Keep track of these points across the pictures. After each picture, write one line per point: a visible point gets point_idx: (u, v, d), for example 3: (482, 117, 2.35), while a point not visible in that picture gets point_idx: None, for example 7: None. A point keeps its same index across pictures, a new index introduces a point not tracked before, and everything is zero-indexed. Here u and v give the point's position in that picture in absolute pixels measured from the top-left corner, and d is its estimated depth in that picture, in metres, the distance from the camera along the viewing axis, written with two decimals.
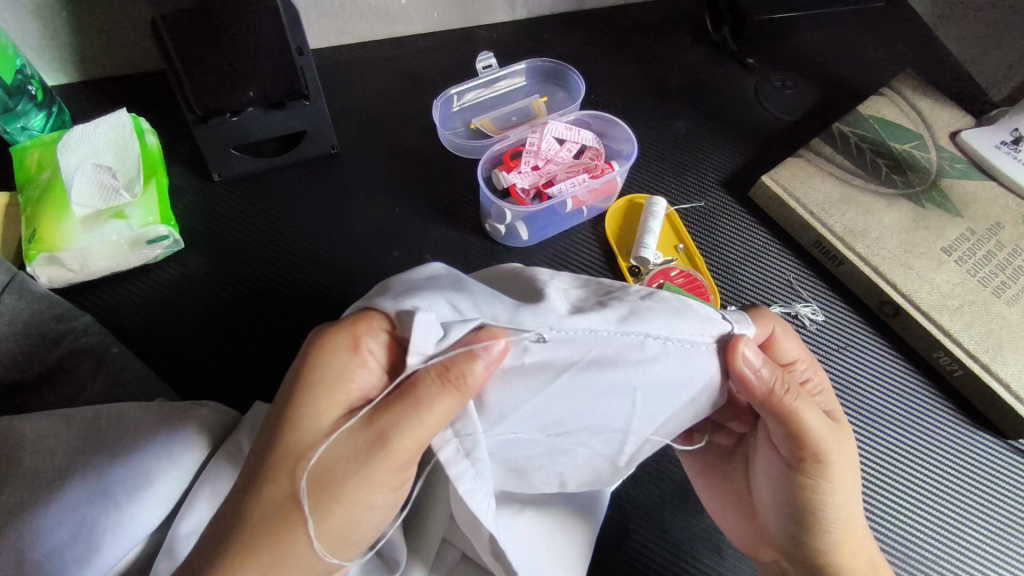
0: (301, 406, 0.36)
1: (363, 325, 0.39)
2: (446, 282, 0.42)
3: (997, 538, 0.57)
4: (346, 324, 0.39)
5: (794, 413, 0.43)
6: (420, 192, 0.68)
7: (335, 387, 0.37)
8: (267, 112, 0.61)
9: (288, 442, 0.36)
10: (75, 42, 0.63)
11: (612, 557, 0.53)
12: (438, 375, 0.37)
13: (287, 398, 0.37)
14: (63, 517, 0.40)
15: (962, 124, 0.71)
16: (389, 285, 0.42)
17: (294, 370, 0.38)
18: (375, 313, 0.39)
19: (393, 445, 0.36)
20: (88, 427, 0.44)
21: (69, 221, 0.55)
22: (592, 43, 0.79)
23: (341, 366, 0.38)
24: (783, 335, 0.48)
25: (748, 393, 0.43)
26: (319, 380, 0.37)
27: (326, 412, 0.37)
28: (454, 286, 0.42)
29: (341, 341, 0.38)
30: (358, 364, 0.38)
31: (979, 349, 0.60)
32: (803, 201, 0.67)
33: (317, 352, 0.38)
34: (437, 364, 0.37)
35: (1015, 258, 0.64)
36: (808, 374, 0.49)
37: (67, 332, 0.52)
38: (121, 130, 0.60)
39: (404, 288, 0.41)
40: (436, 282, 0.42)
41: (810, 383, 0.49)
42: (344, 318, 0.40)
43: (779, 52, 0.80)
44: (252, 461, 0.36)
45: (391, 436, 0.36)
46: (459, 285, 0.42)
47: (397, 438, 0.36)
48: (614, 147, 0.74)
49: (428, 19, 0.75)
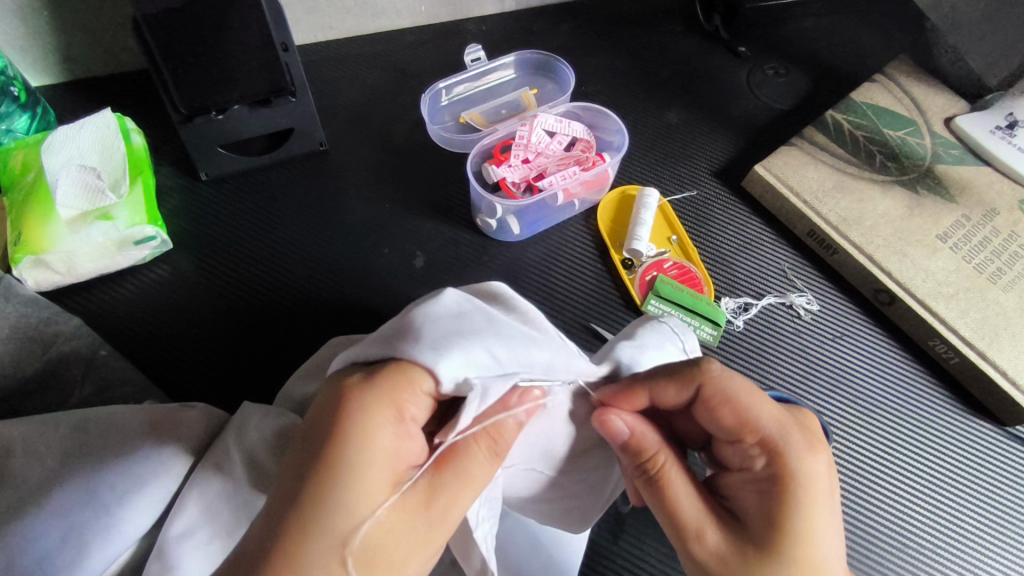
0: (350, 488, 0.33)
1: (408, 390, 0.36)
2: (479, 326, 0.40)
3: (994, 526, 0.57)
4: (386, 390, 0.36)
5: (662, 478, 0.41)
6: (410, 188, 0.67)
7: (386, 464, 0.34)
8: (252, 109, 0.61)
9: (336, 530, 0.32)
10: (58, 41, 0.63)
11: (607, 552, 0.53)
12: (487, 447, 0.38)
13: (330, 479, 0.33)
14: (51, 523, 0.40)
15: (956, 109, 0.70)
16: (420, 334, 0.39)
17: (334, 447, 0.34)
18: (419, 374, 0.37)
19: (447, 518, 0.36)
20: (76, 431, 0.43)
21: (54, 223, 0.54)
22: (582, 34, 0.78)
23: (389, 441, 0.35)
24: (719, 401, 0.41)
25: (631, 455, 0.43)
26: (371, 460, 0.34)
27: (381, 493, 0.34)
28: (489, 333, 0.40)
29: (387, 411, 0.35)
30: (403, 434, 0.36)
31: (975, 336, 0.59)
32: (797, 190, 0.66)
33: (361, 425, 0.34)
34: (486, 434, 0.38)
35: (1011, 243, 0.63)
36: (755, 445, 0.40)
37: (54, 336, 0.52)
38: (106, 130, 0.59)
39: (442, 341, 0.38)
40: (469, 327, 0.40)
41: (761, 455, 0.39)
42: (380, 381, 0.36)
43: (771, 40, 0.79)
44: (270, 512, 0.32)
45: (447, 512, 0.36)
46: (493, 332, 0.40)
47: (450, 509, 0.36)
48: (606, 138, 0.73)
49: (416, 12, 0.74)
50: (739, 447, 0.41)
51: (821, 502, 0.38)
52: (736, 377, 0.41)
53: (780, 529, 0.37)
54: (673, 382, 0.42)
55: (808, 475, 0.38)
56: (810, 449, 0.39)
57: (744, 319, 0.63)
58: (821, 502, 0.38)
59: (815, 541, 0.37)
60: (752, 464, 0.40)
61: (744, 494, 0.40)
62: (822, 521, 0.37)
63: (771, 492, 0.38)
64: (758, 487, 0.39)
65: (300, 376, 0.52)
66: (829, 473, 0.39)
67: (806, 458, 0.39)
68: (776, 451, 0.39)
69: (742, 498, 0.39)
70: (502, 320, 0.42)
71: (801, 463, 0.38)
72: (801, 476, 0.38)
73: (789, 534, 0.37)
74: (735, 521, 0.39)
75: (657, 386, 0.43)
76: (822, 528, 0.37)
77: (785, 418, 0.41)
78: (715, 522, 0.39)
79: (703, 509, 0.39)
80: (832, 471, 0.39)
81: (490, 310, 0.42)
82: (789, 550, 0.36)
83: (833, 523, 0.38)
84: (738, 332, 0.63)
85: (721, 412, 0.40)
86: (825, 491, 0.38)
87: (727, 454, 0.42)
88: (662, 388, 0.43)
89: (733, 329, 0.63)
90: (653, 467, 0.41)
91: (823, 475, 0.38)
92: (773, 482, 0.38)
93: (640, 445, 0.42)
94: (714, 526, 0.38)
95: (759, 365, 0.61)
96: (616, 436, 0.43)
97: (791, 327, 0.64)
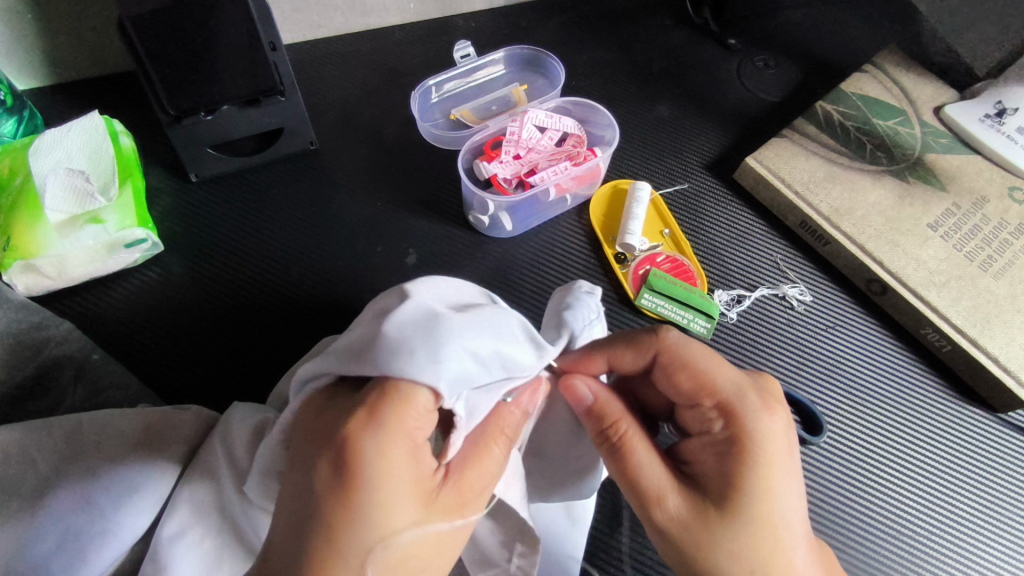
0: (380, 521, 0.33)
1: (413, 414, 0.34)
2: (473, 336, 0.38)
3: (988, 512, 0.57)
4: (395, 423, 0.34)
5: (623, 444, 0.41)
6: (402, 186, 0.67)
7: (408, 488, 0.34)
8: (242, 109, 0.61)
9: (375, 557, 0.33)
10: (43, 44, 0.62)
11: (605, 546, 0.53)
12: (505, 444, 0.40)
13: (354, 516, 0.32)
14: (47, 529, 0.40)
15: (945, 98, 0.70)
16: (398, 343, 0.36)
17: (352, 487, 0.32)
18: (417, 391, 0.35)
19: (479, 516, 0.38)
20: (70, 435, 0.43)
21: (43, 228, 0.53)
22: (571, 29, 0.78)
23: (408, 469, 0.34)
24: (670, 367, 0.42)
25: (592, 424, 0.44)
26: (394, 491, 0.33)
27: (412, 515, 0.34)
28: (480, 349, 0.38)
29: (398, 444, 0.34)
30: (416, 460, 0.35)
31: (966, 324, 0.59)
32: (789, 181, 0.66)
33: (375, 462, 0.33)
34: (500, 432, 0.40)
35: (1001, 231, 0.63)
36: (712, 409, 0.41)
37: (46, 341, 0.51)
38: (93, 133, 0.58)
39: (426, 349, 0.36)
40: (448, 326, 0.38)
41: (716, 417, 0.40)
42: (383, 412, 0.34)
43: (760, 31, 0.79)
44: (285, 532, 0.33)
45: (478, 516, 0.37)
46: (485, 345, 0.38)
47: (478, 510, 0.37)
48: (597, 133, 0.73)
49: (405, 10, 0.73)
50: (698, 411, 0.42)
51: (778, 462, 0.38)
52: (693, 346, 0.43)
53: (738, 489, 0.37)
54: (631, 350, 0.44)
55: (763, 435, 0.39)
56: (766, 410, 0.40)
57: (737, 311, 0.64)
58: (778, 461, 0.38)
59: (772, 501, 0.37)
60: (711, 427, 0.41)
61: (704, 458, 0.40)
62: (779, 480, 0.38)
63: (729, 453, 0.39)
64: (716, 449, 0.39)
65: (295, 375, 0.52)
66: (785, 433, 0.40)
67: (761, 419, 0.39)
68: (733, 413, 0.40)
69: (702, 461, 0.40)
70: (490, 327, 0.40)
71: (757, 423, 0.39)
72: (757, 436, 0.39)
73: (747, 492, 0.37)
74: (695, 484, 0.39)
75: (617, 353, 0.44)
76: (781, 487, 0.38)
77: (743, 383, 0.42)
78: (674, 486, 0.39)
79: (666, 474, 0.40)
80: (787, 431, 0.40)
81: (473, 316, 0.40)
82: (746, 510, 0.37)
83: (790, 484, 0.38)
84: (732, 324, 0.63)
85: (675, 375, 0.42)
86: (781, 450, 0.39)
87: (688, 419, 0.43)
88: (620, 354, 0.44)
89: (727, 321, 0.63)
90: (616, 434, 0.42)
91: (780, 436, 0.39)
92: (729, 443, 0.39)
93: (603, 411, 0.43)
94: (674, 489, 0.39)
95: (748, 356, 0.61)
96: (580, 402, 0.44)
97: (784, 319, 0.64)
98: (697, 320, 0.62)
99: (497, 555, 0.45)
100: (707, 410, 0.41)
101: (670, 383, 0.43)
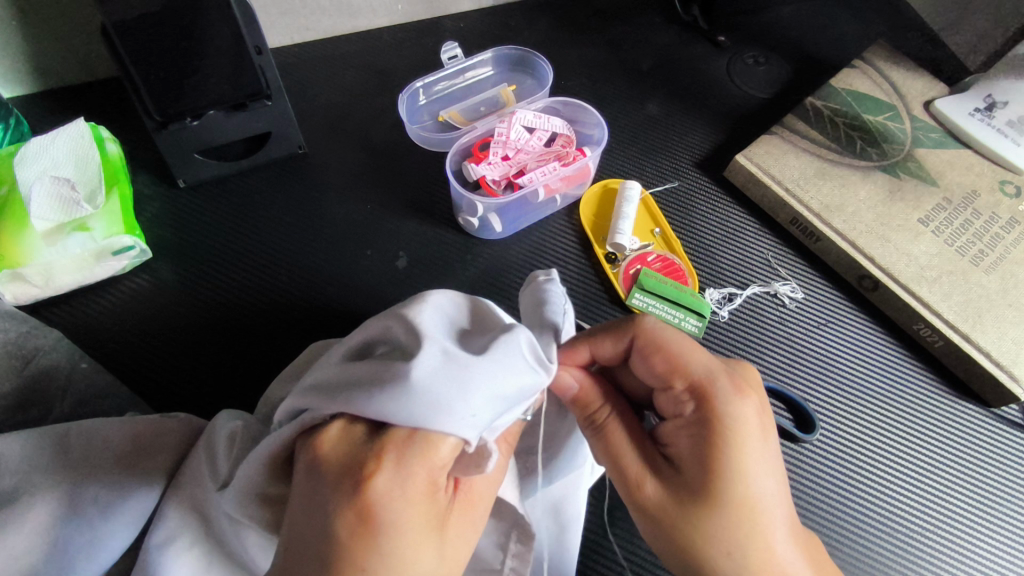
0: (405, 557, 0.33)
1: (437, 457, 0.34)
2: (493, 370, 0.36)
3: (981, 506, 0.57)
4: (420, 463, 0.33)
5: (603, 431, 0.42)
6: (391, 189, 0.67)
7: (429, 521, 0.34)
8: (229, 115, 0.60)
9: None
10: (29, 51, 0.62)
11: (597, 546, 0.53)
12: (507, 449, 0.40)
13: (382, 559, 0.32)
14: (35, 539, 0.39)
15: (935, 92, 0.70)
16: (425, 395, 0.33)
17: (380, 533, 0.32)
18: (447, 440, 0.34)
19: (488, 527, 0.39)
20: (56, 445, 0.43)
21: (29, 236, 0.53)
22: (560, 28, 0.78)
23: (430, 502, 0.34)
24: (643, 353, 0.42)
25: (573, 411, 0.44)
26: (415, 527, 0.33)
27: (437, 546, 0.34)
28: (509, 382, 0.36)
29: (420, 481, 0.33)
30: (435, 492, 0.34)
31: (958, 319, 0.59)
32: (779, 178, 0.66)
33: (396, 501, 0.33)
34: (506, 441, 0.40)
35: (992, 225, 0.63)
36: (684, 392, 0.40)
37: (34, 351, 0.51)
38: (79, 140, 0.58)
39: (458, 399, 0.34)
40: (479, 372, 0.35)
41: (688, 400, 0.40)
42: (410, 457, 0.33)
43: (750, 28, 0.79)
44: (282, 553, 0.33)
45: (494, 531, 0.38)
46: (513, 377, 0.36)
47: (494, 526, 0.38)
48: (586, 132, 0.73)
49: (392, 11, 0.73)
50: (670, 394, 0.41)
51: (749, 443, 0.38)
52: (667, 330, 0.42)
53: (712, 472, 0.37)
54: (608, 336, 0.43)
55: (734, 417, 0.38)
56: (737, 393, 0.39)
57: (728, 310, 0.63)
58: (749, 443, 0.38)
59: (745, 482, 0.37)
60: (683, 410, 0.40)
61: (678, 440, 0.40)
62: (752, 461, 0.38)
63: (701, 436, 0.38)
64: (689, 432, 0.39)
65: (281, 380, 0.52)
66: (758, 415, 0.39)
67: (732, 402, 0.39)
68: (704, 396, 0.39)
69: (677, 444, 0.40)
70: (513, 361, 0.36)
71: (728, 406, 0.39)
72: (728, 419, 0.38)
73: (720, 475, 0.37)
74: (672, 468, 0.40)
75: (596, 342, 0.44)
76: (754, 468, 0.38)
77: (717, 367, 0.41)
78: (651, 471, 0.40)
79: (643, 459, 0.41)
80: (760, 412, 0.39)
81: (493, 350, 0.36)
82: (721, 493, 0.37)
83: (764, 463, 0.38)
84: (724, 323, 0.63)
85: (649, 360, 0.42)
86: (753, 431, 0.38)
87: (663, 403, 0.42)
88: (599, 342, 0.44)
89: (718, 320, 0.63)
90: (596, 419, 0.43)
91: (752, 416, 0.39)
92: (701, 426, 0.39)
93: (585, 398, 0.44)
94: (651, 474, 0.40)
95: (740, 353, 0.61)
96: (563, 391, 0.44)
97: (776, 316, 0.64)
98: (689, 321, 0.61)
99: (491, 559, 0.45)
100: (679, 393, 0.41)
101: (644, 368, 0.42)
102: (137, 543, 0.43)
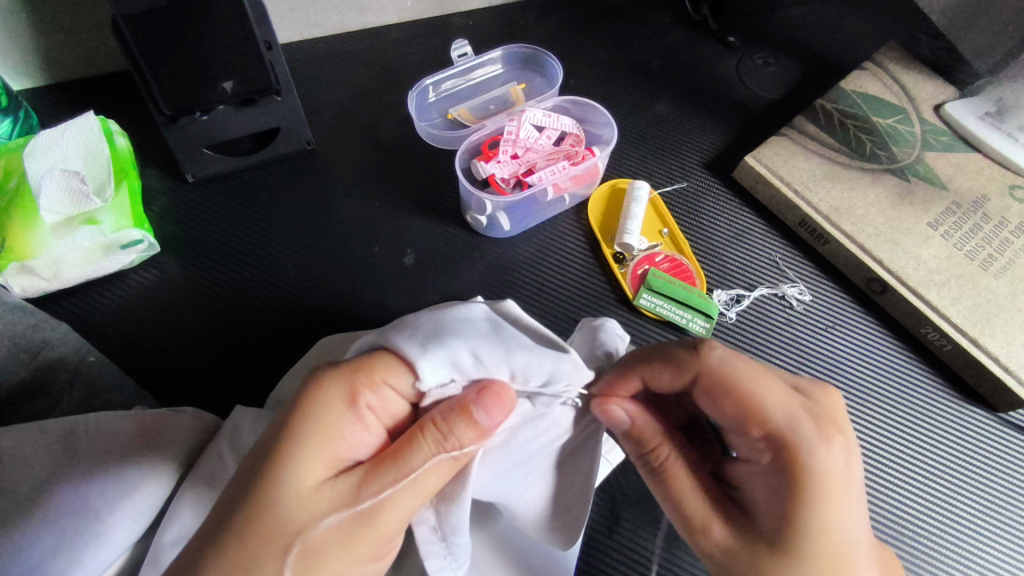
0: (284, 460, 0.34)
1: (365, 377, 0.37)
2: (481, 326, 0.39)
3: (993, 514, 0.57)
4: (345, 375, 0.37)
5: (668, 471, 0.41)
6: (399, 185, 0.67)
7: (323, 440, 0.36)
8: (238, 110, 0.60)
9: (268, 495, 0.33)
10: (39, 43, 0.62)
11: (602, 546, 0.53)
12: (434, 442, 0.36)
13: (277, 449, 0.35)
14: (40, 533, 0.39)
15: (945, 96, 0.70)
16: (411, 319, 0.40)
17: (293, 422, 0.36)
18: (389, 362, 0.38)
19: (376, 516, 0.35)
20: (65, 438, 0.42)
21: (38, 229, 0.53)
22: (569, 27, 0.78)
23: (331, 419, 0.36)
24: (712, 393, 0.40)
25: (632, 442, 0.43)
26: (307, 435, 0.35)
27: (313, 467, 0.35)
28: (487, 338, 0.38)
29: (337, 393, 0.37)
30: (352, 422, 0.37)
31: (967, 323, 0.59)
32: (788, 180, 0.66)
33: (311, 404, 0.36)
34: (432, 426, 0.36)
35: (1002, 230, 0.63)
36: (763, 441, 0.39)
37: (42, 344, 0.51)
38: (88, 133, 0.58)
39: (427, 333, 0.38)
40: (461, 326, 0.38)
41: (766, 448, 0.38)
42: (347, 362, 0.38)
43: (759, 29, 0.79)
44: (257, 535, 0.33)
45: (377, 509, 0.35)
46: (493, 336, 0.38)
47: (378, 505, 0.35)
48: (595, 132, 0.73)
49: (402, 8, 0.73)
50: (747, 439, 0.39)
51: (837, 497, 0.36)
52: (739, 364, 0.39)
53: (796, 528, 0.36)
54: (668, 369, 0.41)
55: (821, 470, 0.37)
56: (824, 441, 0.37)
57: (736, 311, 0.63)
58: (835, 495, 0.36)
59: (831, 536, 0.36)
60: (761, 456, 0.39)
61: (755, 485, 0.39)
62: (838, 514, 0.36)
63: (781, 488, 0.37)
64: (768, 481, 0.38)
65: (290, 376, 0.53)
66: (846, 463, 0.37)
67: (820, 451, 0.37)
68: (788, 446, 0.37)
69: (753, 489, 0.39)
70: (511, 328, 0.39)
71: (816, 457, 0.37)
72: (815, 471, 0.37)
73: (803, 529, 0.36)
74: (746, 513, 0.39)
75: (652, 371, 0.42)
76: (839, 521, 0.36)
77: (798, 409, 0.39)
78: (720, 514, 0.39)
79: (710, 501, 0.40)
80: (849, 459, 0.38)
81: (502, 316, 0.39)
82: (808, 549, 0.36)
83: (851, 514, 0.37)
84: (732, 324, 0.63)
85: (721, 404, 0.39)
86: (841, 483, 0.37)
87: (738, 441, 0.41)
88: (656, 372, 0.42)
89: (726, 321, 0.63)
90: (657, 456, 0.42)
91: (840, 465, 0.37)
92: (783, 479, 0.37)
93: (641, 433, 0.43)
94: (720, 518, 0.39)
95: (753, 356, 0.61)
96: (619, 427, 0.42)
97: (782, 318, 0.64)
98: (696, 321, 0.61)
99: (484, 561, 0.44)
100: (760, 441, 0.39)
101: (715, 407, 0.40)
102: (145, 536, 0.43)
